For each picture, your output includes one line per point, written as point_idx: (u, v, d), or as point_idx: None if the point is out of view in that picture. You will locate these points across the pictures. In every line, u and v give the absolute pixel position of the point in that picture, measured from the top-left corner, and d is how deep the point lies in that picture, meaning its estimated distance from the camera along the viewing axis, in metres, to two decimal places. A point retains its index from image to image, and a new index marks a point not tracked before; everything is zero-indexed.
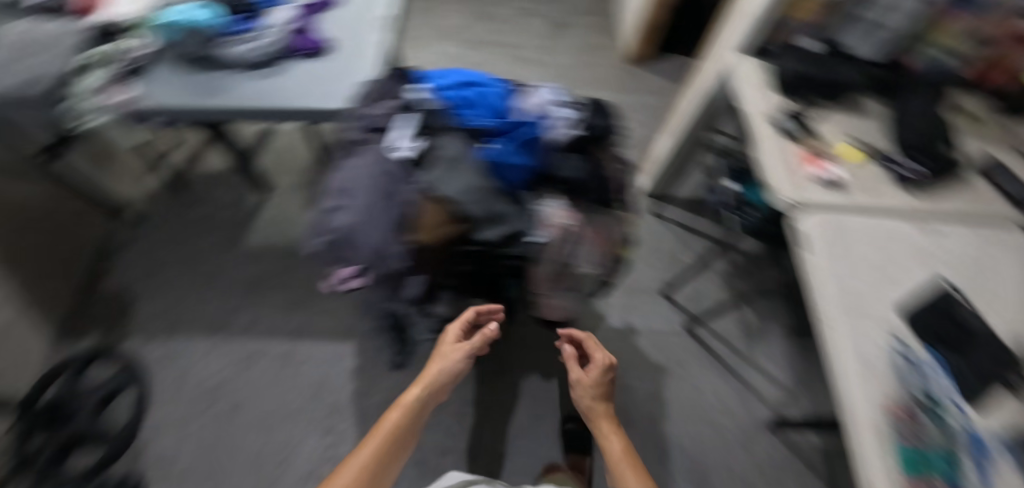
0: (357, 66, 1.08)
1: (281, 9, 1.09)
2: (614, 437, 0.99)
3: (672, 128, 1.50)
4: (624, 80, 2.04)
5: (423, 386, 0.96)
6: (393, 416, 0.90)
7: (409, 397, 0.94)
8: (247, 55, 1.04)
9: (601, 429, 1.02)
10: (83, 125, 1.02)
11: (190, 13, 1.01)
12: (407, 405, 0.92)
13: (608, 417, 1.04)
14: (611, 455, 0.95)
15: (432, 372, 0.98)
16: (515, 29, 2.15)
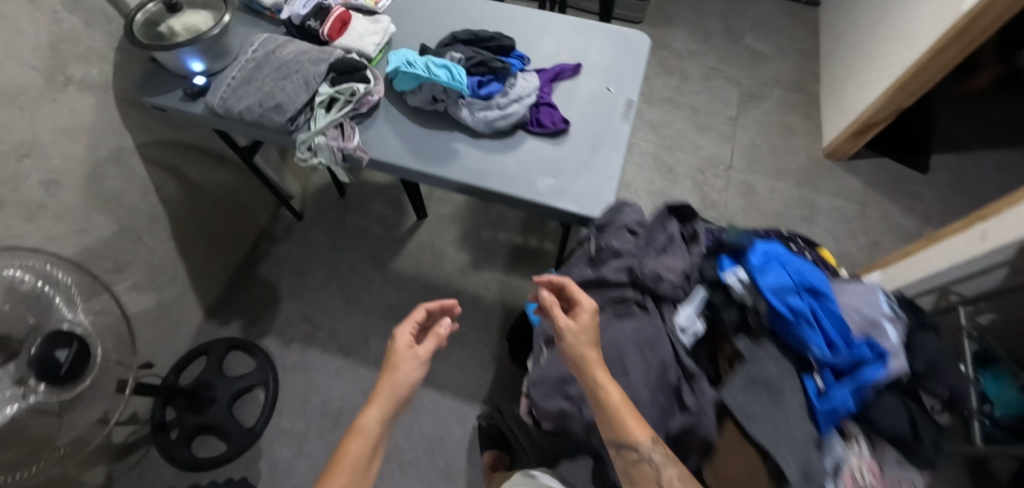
0: (606, 157, 0.93)
1: (528, 76, 0.97)
2: (600, 371, 0.71)
3: (902, 275, 1.25)
4: (816, 173, 1.77)
5: (386, 406, 0.70)
6: (354, 450, 0.65)
7: (369, 425, 0.68)
8: (487, 124, 0.93)
9: (600, 386, 0.70)
10: (306, 158, 0.95)
11: (442, 69, 0.92)
12: (372, 435, 0.67)
13: (599, 362, 0.72)
14: (618, 418, 0.67)
15: (393, 389, 0.72)
16: (701, 90, 1.97)
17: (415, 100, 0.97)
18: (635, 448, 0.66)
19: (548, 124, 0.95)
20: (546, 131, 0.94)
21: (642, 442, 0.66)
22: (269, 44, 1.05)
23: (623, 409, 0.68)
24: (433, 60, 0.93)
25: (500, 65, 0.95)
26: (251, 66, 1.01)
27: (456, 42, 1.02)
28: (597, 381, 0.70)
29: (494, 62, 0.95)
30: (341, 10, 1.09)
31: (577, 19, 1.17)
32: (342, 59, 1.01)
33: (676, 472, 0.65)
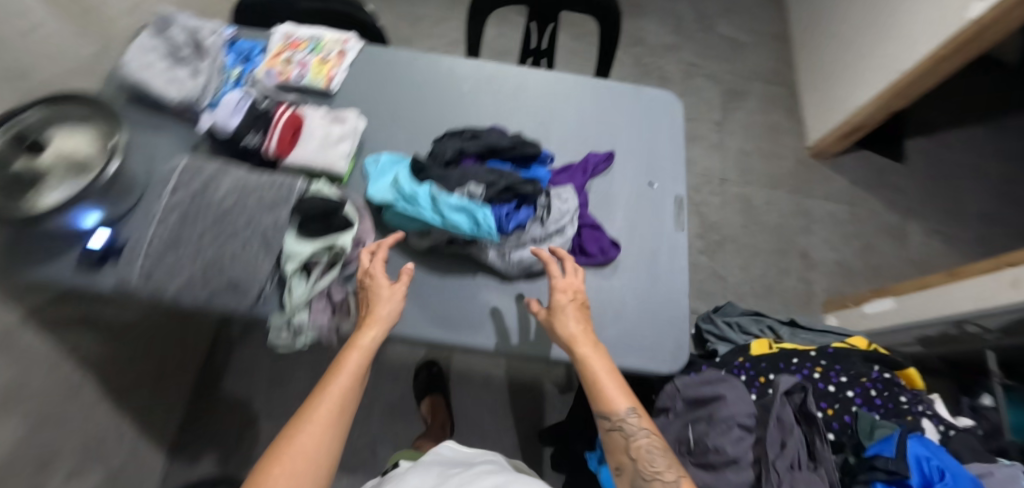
0: (667, 286, 0.78)
1: (564, 193, 0.78)
2: (584, 348, 0.64)
3: (912, 309, 1.25)
4: (805, 175, 1.73)
5: (379, 329, 0.65)
6: (342, 375, 0.63)
7: (365, 342, 0.65)
8: (524, 268, 0.74)
9: (582, 352, 0.64)
10: (291, 345, 0.72)
11: (457, 209, 0.69)
12: (361, 358, 0.64)
13: (584, 336, 0.65)
14: (599, 386, 0.62)
15: (384, 313, 0.66)
16: (683, 91, 1.83)
17: (422, 243, 0.74)
18: (612, 417, 0.62)
19: (595, 252, 0.77)
20: (594, 261, 0.77)
21: (618, 411, 0.62)
22: (191, 179, 0.74)
23: (602, 373, 0.63)
24: (445, 198, 0.70)
25: (531, 189, 0.73)
26: (173, 219, 0.72)
27: (465, 155, 0.79)
28: (580, 350, 0.64)
29: (525, 185, 0.74)
30: (290, 110, 0.80)
31: (592, 79, 0.96)
32: (305, 194, 0.74)
33: (648, 443, 0.61)
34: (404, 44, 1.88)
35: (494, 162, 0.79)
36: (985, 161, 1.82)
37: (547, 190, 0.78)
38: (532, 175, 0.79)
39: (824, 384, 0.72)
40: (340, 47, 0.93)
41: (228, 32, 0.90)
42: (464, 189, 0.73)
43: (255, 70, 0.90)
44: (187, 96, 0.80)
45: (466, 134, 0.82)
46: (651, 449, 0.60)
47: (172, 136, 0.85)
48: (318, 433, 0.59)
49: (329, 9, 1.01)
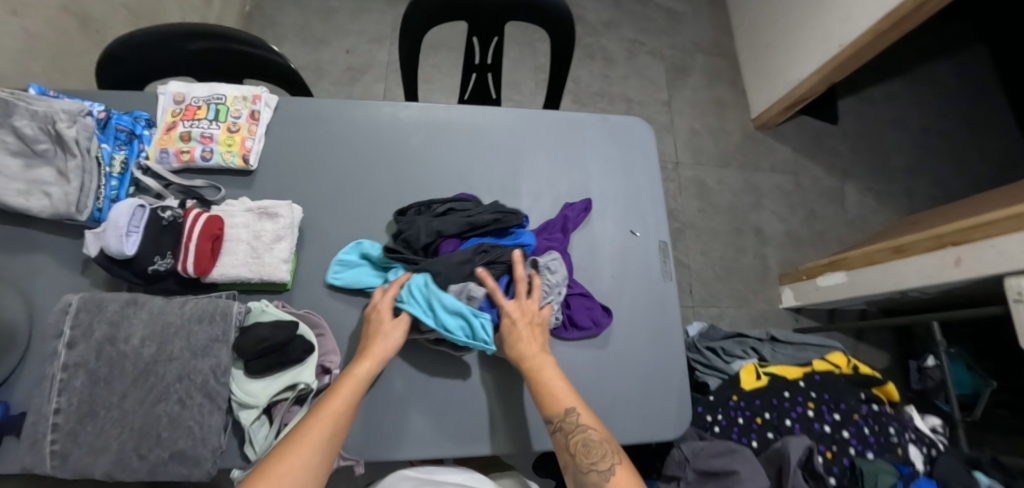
0: (661, 348, 0.75)
1: (553, 263, 0.71)
2: (537, 356, 0.62)
3: (864, 283, 1.32)
4: (751, 149, 1.74)
5: (376, 363, 0.60)
6: (331, 406, 0.55)
7: (362, 373, 0.58)
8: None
9: (530, 361, 0.62)
10: None
11: (456, 318, 0.63)
12: (355, 390, 0.57)
13: (535, 349, 0.63)
14: (548, 389, 0.60)
15: (382, 349, 0.61)
16: (628, 73, 1.75)
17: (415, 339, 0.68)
18: (555, 419, 0.58)
19: (588, 324, 0.72)
20: (587, 334, 0.72)
21: (559, 411, 0.58)
22: (92, 326, 0.59)
23: (554, 381, 0.60)
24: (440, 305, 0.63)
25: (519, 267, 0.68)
26: (79, 383, 0.58)
27: (444, 236, 0.69)
28: (527, 364, 0.62)
29: (512, 262, 0.68)
30: (204, 215, 0.64)
31: (555, 112, 0.86)
32: (247, 326, 0.61)
33: (587, 436, 0.56)
34: (321, 44, 1.64)
35: (477, 239, 0.70)
36: (918, 111, 1.84)
37: (535, 261, 0.71)
38: (516, 242, 0.71)
39: (821, 423, 0.75)
40: (249, 108, 0.75)
41: (96, 107, 0.68)
42: (461, 285, 0.66)
43: (146, 152, 0.71)
44: (57, 209, 0.64)
45: (439, 209, 0.73)
46: (591, 442, 0.56)
47: (50, 254, 0.68)
48: (300, 468, 0.49)
49: (223, 48, 0.80)
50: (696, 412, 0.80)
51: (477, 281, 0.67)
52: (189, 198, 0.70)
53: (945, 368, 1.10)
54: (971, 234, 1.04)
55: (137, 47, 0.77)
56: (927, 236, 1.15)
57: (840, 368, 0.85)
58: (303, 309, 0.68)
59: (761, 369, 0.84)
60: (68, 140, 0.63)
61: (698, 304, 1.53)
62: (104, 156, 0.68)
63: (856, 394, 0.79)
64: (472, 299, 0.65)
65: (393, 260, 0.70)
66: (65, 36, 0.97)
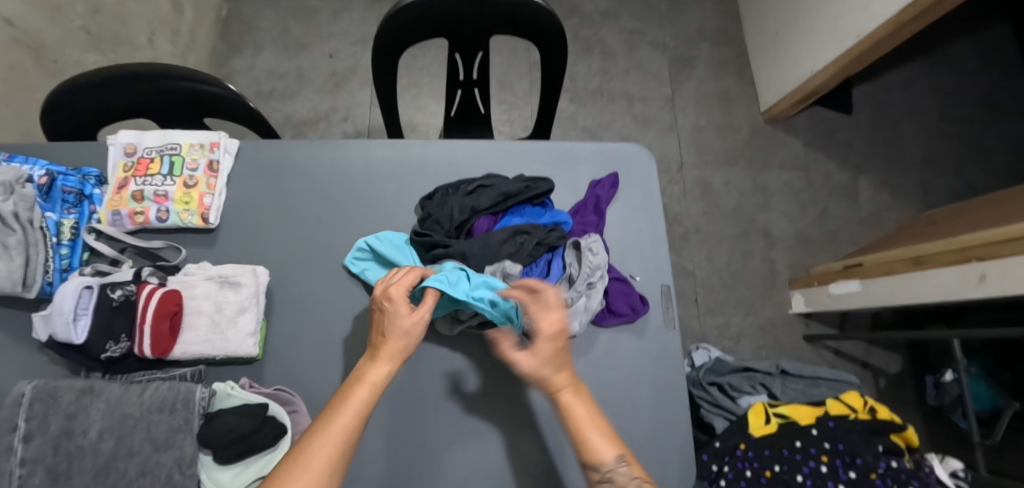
0: (662, 406, 0.69)
1: (593, 244, 0.68)
2: (563, 382, 0.52)
3: (881, 293, 1.26)
4: (759, 145, 1.64)
5: (394, 363, 0.50)
6: (342, 418, 0.45)
7: (377, 377, 0.49)
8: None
9: (563, 393, 0.52)
10: None
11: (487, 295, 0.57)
12: (371, 397, 0.47)
13: (564, 374, 0.53)
14: (582, 429, 0.51)
15: (403, 345, 0.51)
16: (628, 67, 1.65)
17: (456, 328, 0.64)
18: (600, 467, 0.49)
19: (626, 310, 0.70)
20: (626, 319, 0.70)
21: (606, 459, 0.49)
22: (46, 419, 0.56)
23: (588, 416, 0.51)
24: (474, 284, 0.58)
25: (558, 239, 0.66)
26: (37, 480, 0.55)
27: (477, 214, 0.65)
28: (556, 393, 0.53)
29: (551, 237, 0.66)
30: (158, 292, 0.59)
31: (544, 143, 0.78)
32: (212, 413, 0.57)
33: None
34: (301, 49, 1.55)
35: (510, 218, 0.66)
36: (937, 97, 1.72)
37: (574, 241, 0.68)
38: (552, 218, 0.68)
39: (835, 482, 0.69)
40: (207, 157, 0.69)
41: (36, 172, 0.63)
42: (496, 265, 0.61)
43: (97, 213, 0.66)
44: (1, 289, 0.58)
45: (465, 188, 0.67)
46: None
47: (3, 330, 0.64)
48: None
49: (179, 87, 0.73)
50: (701, 461, 0.77)
51: (513, 261, 0.62)
52: (147, 262, 0.65)
53: (963, 384, 1.05)
54: (999, 250, 0.96)
55: (84, 92, 0.70)
56: (947, 249, 1.09)
57: (856, 412, 0.79)
58: (274, 387, 0.63)
59: (771, 409, 0.80)
60: (6, 215, 0.58)
61: (702, 314, 1.47)
62: (50, 225, 0.62)
63: (874, 445, 0.73)
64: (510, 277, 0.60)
65: (424, 246, 0.64)
66: (17, 70, 0.90)
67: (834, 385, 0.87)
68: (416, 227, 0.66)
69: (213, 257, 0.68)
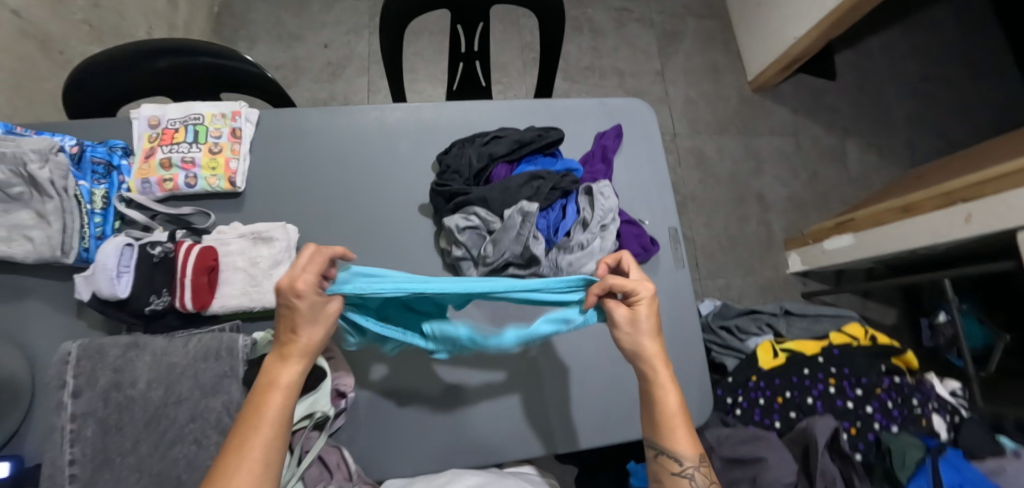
0: (678, 339, 0.73)
1: (604, 189, 0.71)
2: (664, 374, 0.54)
3: (873, 244, 1.30)
4: (749, 114, 1.69)
5: (303, 361, 0.48)
6: (262, 426, 0.44)
7: (289, 378, 0.47)
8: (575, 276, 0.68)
9: (659, 382, 0.54)
10: None
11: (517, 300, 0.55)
12: (288, 396, 0.46)
13: (660, 356, 0.55)
14: (669, 423, 0.53)
15: (311, 341, 0.48)
16: (618, 44, 1.69)
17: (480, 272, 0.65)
18: (675, 456, 0.53)
19: (639, 251, 0.73)
20: (637, 260, 0.73)
21: (687, 454, 0.53)
22: (93, 374, 0.57)
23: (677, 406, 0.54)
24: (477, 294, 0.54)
25: (570, 182, 0.70)
26: (89, 432, 0.57)
27: (494, 161, 0.69)
28: (652, 374, 0.54)
29: (564, 182, 0.70)
30: (195, 248, 0.61)
31: (549, 101, 0.82)
32: (255, 359, 0.59)
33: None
34: (296, 41, 1.57)
35: (525, 165, 0.70)
36: (915, 59, 1.79)
37: (586, 186, 0.72)
38: (564, 166, 0.72)
39: (842, 400, 0.74)
40: (229, 125, 0.71)
41: (67, 142, 0.66)
42: (513, 207, 0.64)
43: (126, 183, 0.68)
44: (41, 254, 0.61)
45: (481, 140, 0.71)
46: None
47: (41, 299, 0.66)
48: None
49: (196, 62, 0.76)
50: (716, 395, 0.81)
51: (529, 201, 0.65)
52: (178, 227, 0.68)
53: (956, 321, 1.10)
54: (982, 190, 1.01)
55: (103, 68, 0.73)
56: (935, 194, 1.13)
57: (858, 339, 0.84)
58: None
59: (778, 346, 0.83)
60: (42, 182, 0.60)
61: (703, 277, 1.51)
62: (84, 193, 0.64)
63: (877, 367, 0.78)
64: (529, 216, 0.62)
65: (445, 194, 0.67)
66: (25, 61, 0.92)
67: (838, 320, 0.92)
68: (435, 180, 0.69)
69: (241, 220, 0.70)
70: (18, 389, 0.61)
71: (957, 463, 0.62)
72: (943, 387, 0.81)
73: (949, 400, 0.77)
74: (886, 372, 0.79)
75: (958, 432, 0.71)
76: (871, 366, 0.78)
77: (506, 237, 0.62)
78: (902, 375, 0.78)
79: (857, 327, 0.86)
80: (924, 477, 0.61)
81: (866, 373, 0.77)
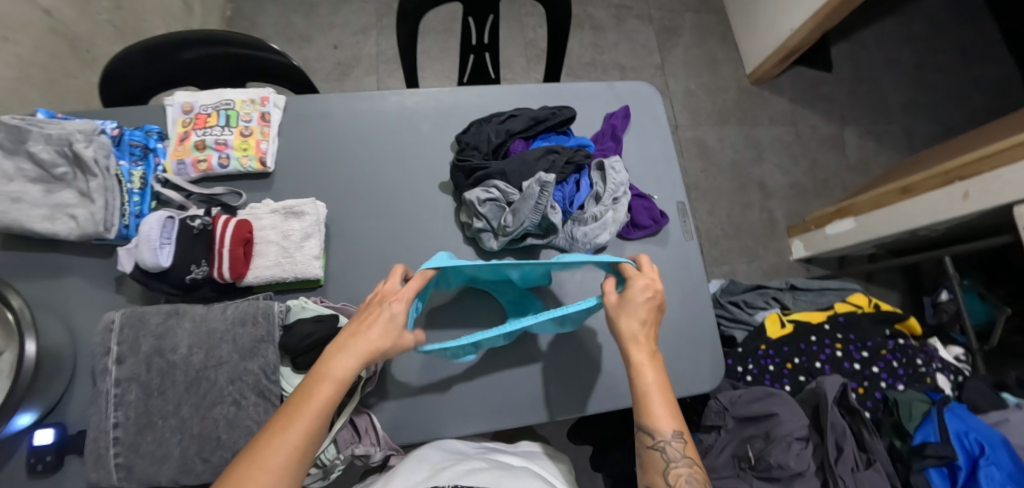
0: (690, 306, 0.77)
1: (616, 163, 0.75)
2: (640, 352, 0.58)
3: (874, 227, 1.33)
4: (748, 105, 1.73)
5: (362, 358, 0.52)
6: (304, 415, 0.48)
7: (343, 371, 0.51)
8: (590, 246, 0.72)
9: (637, 358, 0.58)
10: (329, 479, 0.65)
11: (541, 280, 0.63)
12: (337, 392, 0.50)
13: (644, 340, 0.59)
14: (647, 400, 0.56)
15: (371, 341, 0.53)
16: (618, 40, 1.74)
17: (501, 243, 0.69)
18: (656, 434, 0.55)
19: (649, 223, 0.77)
20: (649, 232, 0.77)
21: (662, 429, 0.55)
22: (137, 341, 0.61)
23: (654, 384, 0.57)
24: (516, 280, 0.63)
25: (583, 157, 0.74)
26: (133, 396, 0.60)
27: (511, 137, 0.74)
28: (633, 355, 0.58)
29: (577, 157, 0.73)
30: (232, 220, 0.65)
31: (561, 84, 0.85)
32: (290, 323, 0.63)
33: (688, 473, 0.53)
34: (306, 42, 1.62)
35: (539, 141, 0.75)
36: (909, 50, 1.83)
37: (598, 161, 0.75)
38: (576, 142, 0.76)
39: (849, 362, 0.77)
40: (258, 110, 0.74)
41: (109, 124, 0.69)
42: (531, 181, 0.66)
43: (162, 165, 0.71)
44: (84, 231, 0.64)
45: (498, 119, 0.75)
46: (686, 477, 0.53)
47: (82, 275, 0.69)
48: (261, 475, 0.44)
49: (222, 52, 0.79)
50: (727, 364, 0.83)
51: (545, 172, 0.67)
52: (211, 206, 0.71)
53: (959, 299, 1.12)
54: (977, 167, 1.04)
55: (136, 59, 0.76)
56: (933, 174, 1.15)
57: (862, 307, 0.88)
58: (340, 302, 0.69)
59: (785, 317, 0.86)
60: (87, 161, 0.64)
61: (709, 264, 1.54)
62: (123, 173, 0.68)
63: (883, 332, 0.82)
64: (546, 186, 0.64)
65: (464, 170, 0.71)
66: (55, 58, 0.96)
67: (841, 292, 0.96)
68: (455, 157, 0.73)
69: (271, 198, 0.74)
70: (62, 359, 0.64)
71: (961, 413, 0.66)
72: (946, 351, 0.85)
73: (951, 361, 0.80)
74: (890, 336, 0.82)
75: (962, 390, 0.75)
76: (877, 331, 0.82)
77: (525, 206, 0.65)
78: (906, 339, 0.81)
79: (860, 296, 0.90)
80: (931, 427, 0.65)
81: (871, 337, 0.80)
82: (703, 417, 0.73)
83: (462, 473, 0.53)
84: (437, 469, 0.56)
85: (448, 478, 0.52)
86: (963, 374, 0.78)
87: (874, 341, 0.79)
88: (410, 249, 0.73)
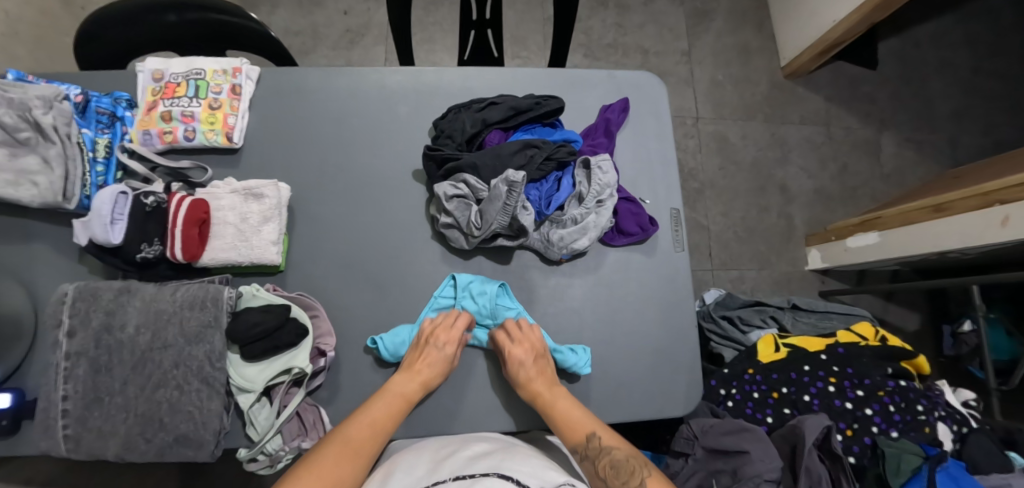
0: (670, 322, 0.71)
1: (604, 163, 0.69)
2: (540, 387, 0.61)
3: (899, 243, 1.22)
4: (778, 100, 1.60)
5: (446, 349, 0.63)
6: (396, 394, 0.61)
7: (434, 362, 0.62)
8: (567, 251, 0.67)
9: (542, 396, 0.61)
10: (278, 468, 0.63)
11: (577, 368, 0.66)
12: (404, 406, 0.60)
13: (540, 379, 0.62)
14: (566, 419, 0.60)
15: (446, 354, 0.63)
16: (644, 20, 1.61)
17: (470, 243, 0.65)
18: (577, 445, 0.58)
19: (636, 230, 0.71)
20: (635, 239, 0.71)
21: (581, 439, 0.58)
22: (88, 316, 0.59)
23: (568, 410, 0.60)
24: (501, 284, 0.68)
25: (566, 153, 0.68)
26: (81, 371, 0.59)
27: (488, 126, 0.69)
28: (540, 396, 0.61)
29: (559, 153, 0.68)
30: (187, 200, 0.62)
31: (556, 69, 0.78)
32: (239, 311, 0.61)
33: (613, 458, 0.57)
34: (315, 6, 1.56)
35: (519, 134, 0.70)
36: (969, 51, 1.65)
37: (584, 158, 0.69)
38: (562, 136, 0.70)
39: (841, 400, 0.71)
40: (230, 82, 0.71)
41: (73, 91, 0.66)
42: (499, 179, 0.61)
43: (129, 134, 0.69)
44: (44, 199, 0.62)
45: (479, 105, 0.70)
46: (619, 462, 0.56)
47: (48, 242, 0.68)
48: (323, 455, 0.53)
49: (205, 19, 0.76)
50: (709, 386, 0.78)
51: (515, 170, 0.62)
52: (176, 179, 0.69)
53: (982, 332, 1.02)
54: (1018, 185, 0.93)
55: (114, 19, 0.73)
56: (970, 193, 1.03)
57: (867, 339, 0.81)
58: (296, 291, 0.67)
59: (781, 340, 0.80)
60: (46, 128, 0.62)
61: (717, 267, 1.46)
62: (86, 141, 0.66)
63: (886, 369, 0.75)
64: (514, 186, 0.60)
65: (435, 156, 0.66)
66: (44, 14, 0.94)
67: (846, 318, 0.90)
68: (429, 143, 0.69)
69: (236, 175, 0.71)
70: (21, 325, 0.63)
71: (957, 473, 0.60)
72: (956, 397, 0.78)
73: (959, 410, 0.73)
74: (892, 371, 0.76)
75: (963, 445, 0.68)
76: (880, 368, 0.75)
77: (492, 207, 0.61)
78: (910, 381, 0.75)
79: (864, 327, 0.84)
80: (918, 483, 0.60)
81: (871, 373, 0.74)
82: (674, 441, 0.70)
83: (463, 464, 0.52)
84: (436, 462, 0.54)
85: (448, 471, 0.51)
86: (971, 430, 0.70)
87: (872, 378, 0.73)
88: (375, 239, 0.70)
